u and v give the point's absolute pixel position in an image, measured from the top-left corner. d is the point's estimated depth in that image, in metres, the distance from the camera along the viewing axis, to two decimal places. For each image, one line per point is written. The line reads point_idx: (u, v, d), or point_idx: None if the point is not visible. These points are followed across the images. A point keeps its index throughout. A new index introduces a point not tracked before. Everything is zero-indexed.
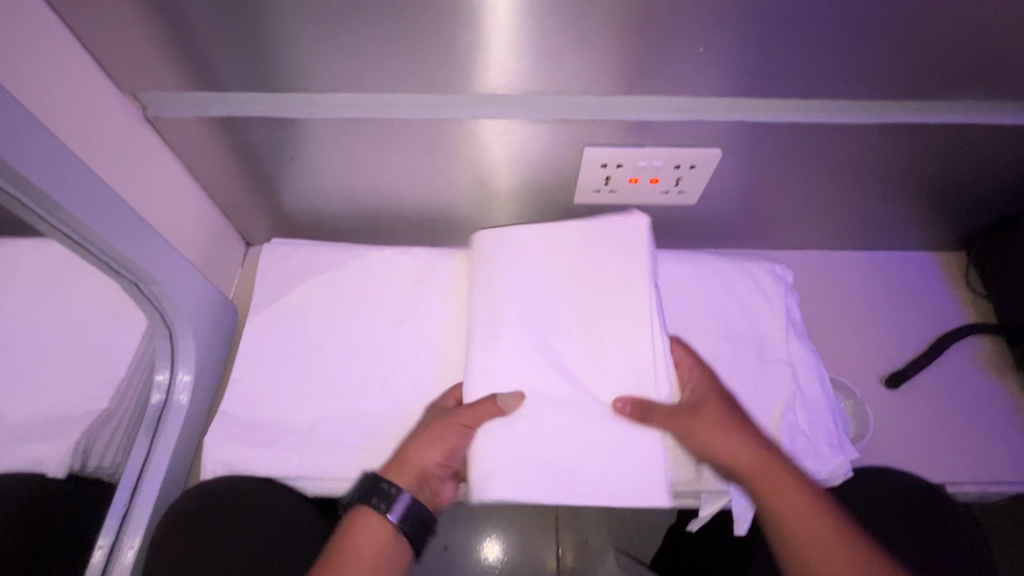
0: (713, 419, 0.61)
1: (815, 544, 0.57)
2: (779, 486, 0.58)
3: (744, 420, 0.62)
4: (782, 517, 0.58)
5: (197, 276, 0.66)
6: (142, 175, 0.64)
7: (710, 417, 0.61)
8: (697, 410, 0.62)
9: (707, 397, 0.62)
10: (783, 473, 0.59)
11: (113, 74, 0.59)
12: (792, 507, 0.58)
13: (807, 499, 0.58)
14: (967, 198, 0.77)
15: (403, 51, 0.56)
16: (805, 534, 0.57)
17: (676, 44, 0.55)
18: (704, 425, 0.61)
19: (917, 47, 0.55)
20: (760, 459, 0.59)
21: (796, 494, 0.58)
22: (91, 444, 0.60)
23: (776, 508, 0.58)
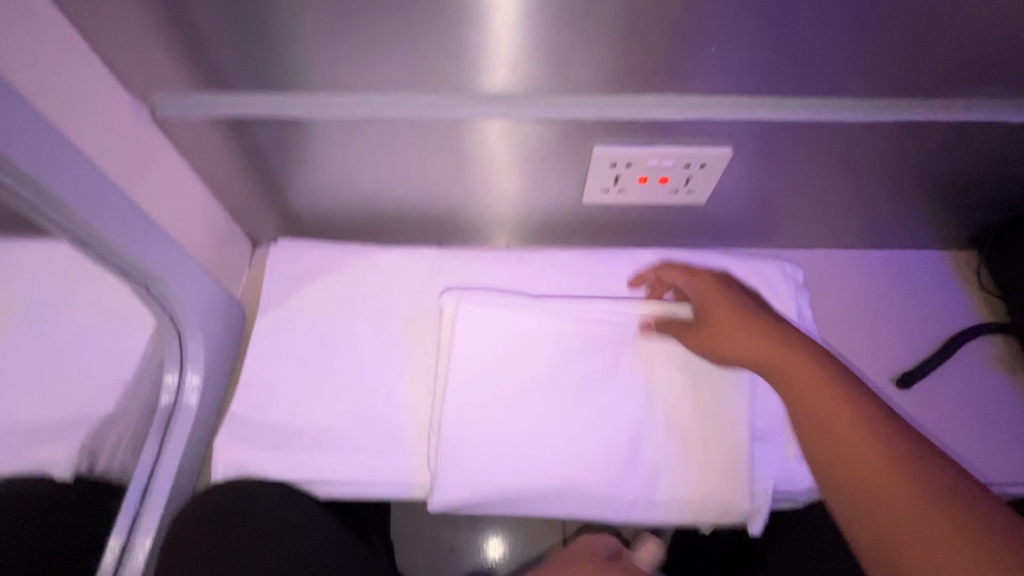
0: (723, 319, 0.61)
1: (855, 449, 0.49)
2: (812, 381, 0.53)
3: (767, 321, 0.59)
4: (819, 417, 0.52)
5: (205, 278, 0.66)
6: (150, 177, 0.64)
7: (719, 318, 0.61)
8: (706, 316, 0.62)
9: (716, 300, 0.62)
10: (816, 370, 0.54)
11: (122, 76, 0.59)
12: (828, 406, 0.52)
13: (847, 398, 0.52)
14: (979, 196, 0.76)
15: (411, 51, 0.55)
16: (844, 436, 0.50)
17: (688, 43, 0.55)
18: (713, 328, 0.61)
19: (931, 45, 0.55)
20: (785, 353, 0.56)
21: (833, 392, 0.52)
22: (97, 447, 0.60)
23: (810, 408, 0.53)
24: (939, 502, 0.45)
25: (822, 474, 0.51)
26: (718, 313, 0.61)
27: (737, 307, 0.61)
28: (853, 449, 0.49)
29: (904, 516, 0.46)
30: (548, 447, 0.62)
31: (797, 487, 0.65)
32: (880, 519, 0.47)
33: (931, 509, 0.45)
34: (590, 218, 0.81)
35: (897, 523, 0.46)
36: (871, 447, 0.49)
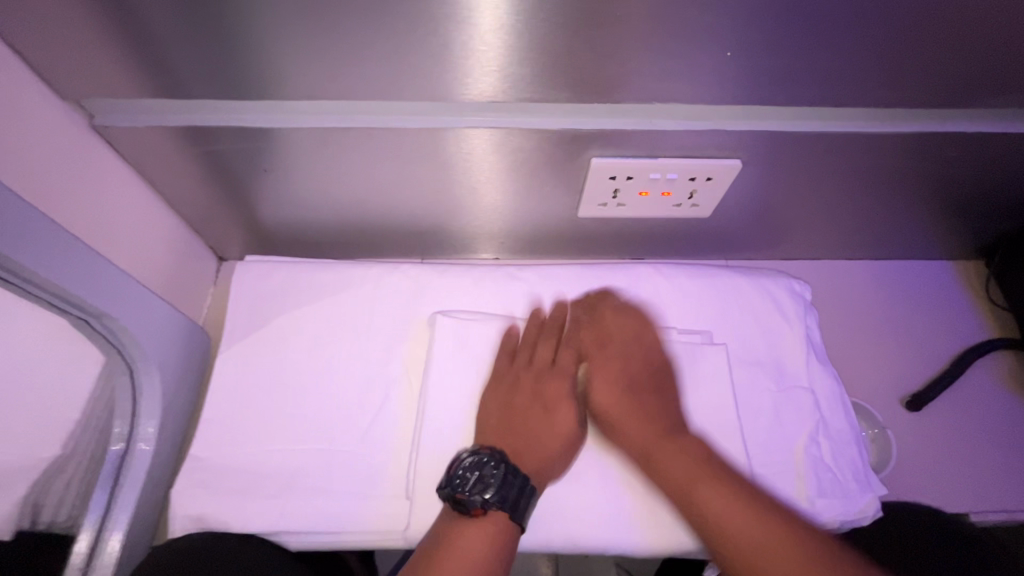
0: (613, 387, 0.62)
1: (754, 545, 0.52)
2: (698, 479, 0.55)
3: (652, 391, 0.62)
4: (710, 520, 0.54)
5: (159, 307, 0.59)
6: (90, 192, 0.56)
7: (610, 392, 0.62)
8: (594, 378, 0.63)
9: (606, 367, 0.63)
10: (699, 462, 0.57)
11: (53, 81, 0.51)
12: (713, 500, 0.54)
13: (730, 492, 0.54)
14: (994, 208, 0.72)
15: (390, 55, 0.49)
16: (734, 532, 0.53)
17: (702, 50, 0.49)
18: (605, 398, 0.62)
19: (965, 54, 0.50)
20: (667, 442, 0.58)
21: (716, 488, 0.55)
22: (42, 499, 0.52)
23: (699, 504, 0.55)
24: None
25: None
26: (597, 356, 0.65)
27: (625, 381, 0.62)
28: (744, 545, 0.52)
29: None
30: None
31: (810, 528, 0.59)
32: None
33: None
34: (585, 231, 0.76)
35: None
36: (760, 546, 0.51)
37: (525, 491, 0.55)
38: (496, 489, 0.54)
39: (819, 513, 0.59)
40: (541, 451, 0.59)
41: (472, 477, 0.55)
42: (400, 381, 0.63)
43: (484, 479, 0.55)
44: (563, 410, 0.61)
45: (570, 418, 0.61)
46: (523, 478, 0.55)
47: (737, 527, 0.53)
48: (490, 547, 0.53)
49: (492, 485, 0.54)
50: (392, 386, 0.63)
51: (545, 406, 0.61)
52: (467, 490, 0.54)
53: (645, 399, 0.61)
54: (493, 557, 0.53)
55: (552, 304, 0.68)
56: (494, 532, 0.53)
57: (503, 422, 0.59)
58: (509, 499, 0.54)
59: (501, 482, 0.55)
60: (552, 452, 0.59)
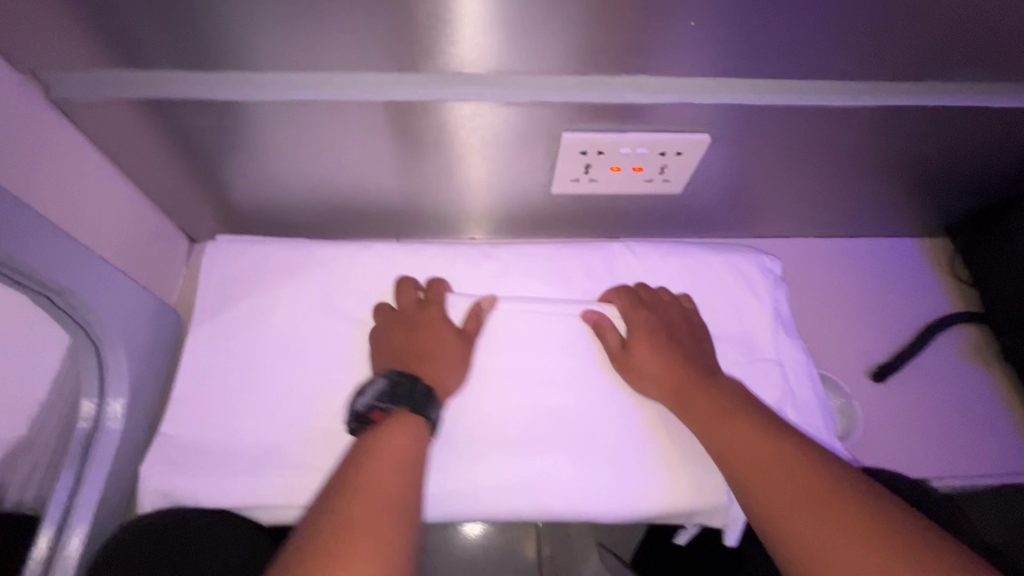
0: (652, 339, 0.61)
1: (779, 473, 0.48)
2: (729, 410, 0.55)
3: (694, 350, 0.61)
4: (738, 448, 0.52)
5: (124, 283, 0.58)
6: (50, 167, 0.55)
7: (647, 345, 0.61)
8: (649, 330, 0.62)
9: (647, 322, 0.63)
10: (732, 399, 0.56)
11: (5, 50, 0.50)
12: (743, 438, 0.52)
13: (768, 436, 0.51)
14: (956, 183, 0.74)
15: (353, 23, 0.48)
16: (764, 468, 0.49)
17: (665, 19, 0.49)
18: (638, 349, 0.62)
19: (923, 25, 0.51)
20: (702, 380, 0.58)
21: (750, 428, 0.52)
22: (4, 480, 0.52)
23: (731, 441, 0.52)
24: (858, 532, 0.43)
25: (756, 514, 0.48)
26: (659, 308, 0.65)
27: (663, 336, 0.62)
28: (775, 481, 0.48)
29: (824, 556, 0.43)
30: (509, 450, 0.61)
31: None
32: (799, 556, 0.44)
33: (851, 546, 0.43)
34: (559, 209, 0.76)
35: (818, 557, 0.43)
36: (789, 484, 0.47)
37: (414, 385, 0.54)
38: (388, 392, 0.54)
39: None
40: (432, 366, 0.58)
41: (366, 390, 0.54)
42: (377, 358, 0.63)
43: (376, 388, 0.54)
44: (434, 336, 0.61)
45: (447, 338, 0.61)
46: (409, 375, 0.55)
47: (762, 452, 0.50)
48: (409, 441, 0.51)
49: (382, 390, 0.54)
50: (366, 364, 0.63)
51: (426, 331, 0.61)
52: (361, 403, 0.54)
53: (682, 350, 0.61)
54: (414, 451, 0.51)
55: (525, 281, 0.69)
56: (400, 429, 0.51)
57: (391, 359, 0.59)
58: (401, 395, 0.53)
59: (388, 385, 0.54)
60: (441, 366, 0.59)
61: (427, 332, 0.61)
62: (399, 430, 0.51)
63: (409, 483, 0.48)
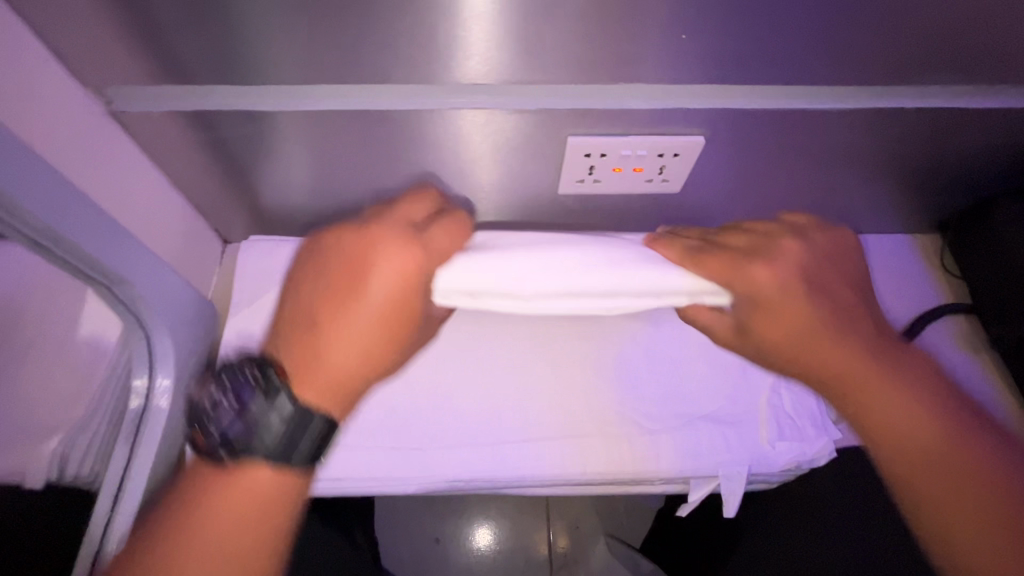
0: (764, 260, 0.51)
1: (909, 429, 0.49)
2: (862, 361, 0.50)
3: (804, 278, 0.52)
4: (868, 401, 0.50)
5: (171, 277, 0.64)
6: (111, 173, 0.61)
7: (760, 271, 0.51)
8: (756, 255, 0.52)
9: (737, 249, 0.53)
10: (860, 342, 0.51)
11: (75, 70, 0.56)
12: (893, 411, 0.49)
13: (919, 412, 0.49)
14: (942, 181, 0.78)
15: (380, 40, 0.54)
16: (919, 446, 0.49)
17: (659, 33, 0.54)
18: (739, 270, 0.51)
19: (895, 36, 0.56)
20: (833, 326, 0.51)
21: (900, 396, 0.50)
22: (67, 453, 0.58)
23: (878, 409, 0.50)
24: (964, 489, 0.47)
25: (897, 465, 0.49)
26: (750, 235, 0.55)
27: (759, 254, 0.52)
28: (923, 462, 0.49)
29: (947, 512, 0.47)
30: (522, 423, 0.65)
31: (770, 469, 0.65)
32: (923, 501, 0.48)
33: (969, 514, 0.47)
34: (565, 209, 0.81)
35: (937, 516, 0.48)
36: (925, 463, 0.49)
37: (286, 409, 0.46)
38: (252, 403, 0.46)
39: (778, 455, 0.65)
40: (347, 314, 0.47)
41: (239, 394, 0.48)
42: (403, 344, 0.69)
43: (245, 398, 0.47)
44: (376, 278, 0.47)
45: (388, 292, 0.47)
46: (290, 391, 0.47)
47: (890, 409, 0.49)
48: (264, 500, 0.46)
49: (247, 401, 0.47)
50: None
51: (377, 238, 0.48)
52: (221, 423, 0.47)
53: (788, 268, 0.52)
54: (270, 505, 0.46)
55: None
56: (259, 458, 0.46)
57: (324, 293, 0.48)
58: (260, 419, 0.46)
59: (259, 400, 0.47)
60: (337, 342, 0.47)
61: (374, 274, 0.47)
62: (245, 486, 0.46)
63: (266, 547, 0.45)
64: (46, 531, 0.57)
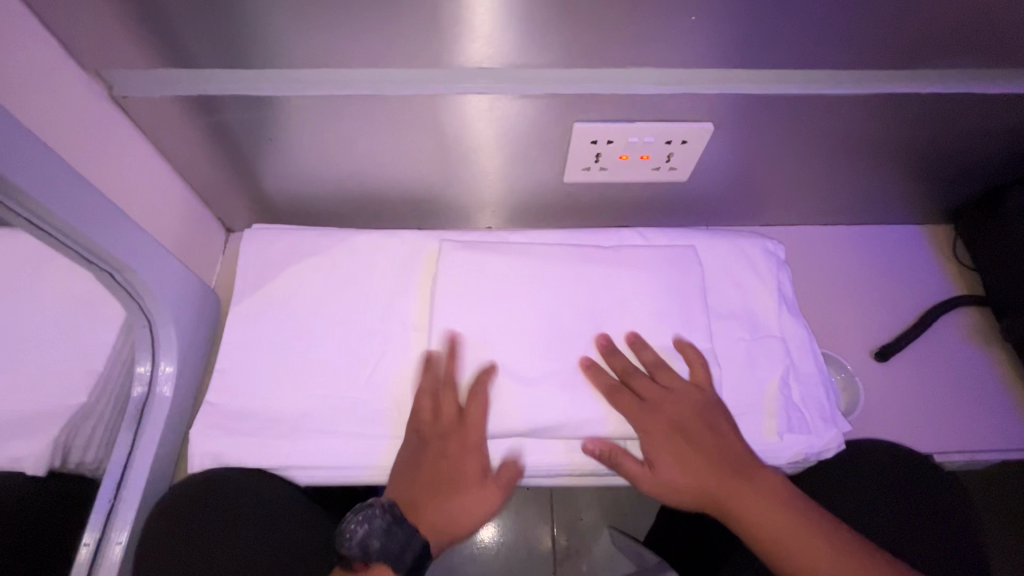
0: (650, 400, 0.62)
1: (793, 539, 0.57)
2: (718, 483, 0.60)
3: (702, 416, 0.62)
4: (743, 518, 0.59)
5: (174, 265, 0.64)
6: (112, 158, 0.61)
7: (661, 421, 0.62)
8: (659, 407, 0.62)
9: (620, 391, 0.63)
10: (714, 468, 0.60)
11: (75, 52, 0.56)
12: (811, 549, 0.56)
13: (824, 537, 0.57)
14: (956, 169, 0.76)
15: (382, 21, 0.53)
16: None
17: (669, 14, 0.53)
18: (645, 421, 0.61)
19: (913, 16, 0.54)
20: (668, 440, 0.61)
21: (768, 502, 0.59)
22: (71, 440, 0.58)
23: (784, 546, 0.57)
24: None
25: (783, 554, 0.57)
26: (622, 386, 0.63)
27: (631, 405, 0.62)
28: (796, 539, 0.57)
29: None
30: (534, 414, 0.63)
31: (777, 462, 0.64)
32: None
33: None
34: (571, 197, 0.80)
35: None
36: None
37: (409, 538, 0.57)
38: (380, 538, 0.56)
39: (786, 448, 0.64)
40: (449, 506, 0.60)
41: (361, 525, 0.56)
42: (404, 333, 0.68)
43: (370, 527, 0.56)
44: (462, 498, 0.60)
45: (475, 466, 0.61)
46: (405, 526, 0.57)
47: (740, 502, 0.59)
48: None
49: (375, 535, 0.56)
50: (393, 336, 0.68)
51: (463, 462, 0.61)
52: (355, 538, 0.55)
53: (652, 413, 0.62)
54: None
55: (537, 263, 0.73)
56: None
57: (415, 470, 0.61)
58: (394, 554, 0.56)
59: (384, 530, 0.56)
60: (456, 505, 0.60)
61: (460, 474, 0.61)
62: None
63: None
64: (41, 525, 0.55)
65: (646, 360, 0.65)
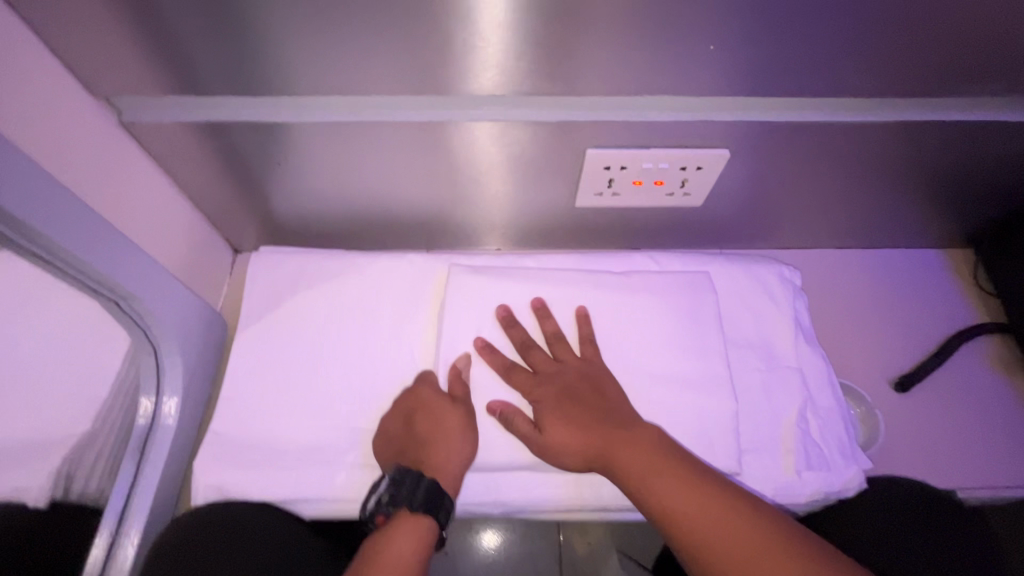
0: (540, 372, 0.63)
1: (679, 496, 0.53)
2: (612, 444, 0.57)
3: (595, 381, 0.61)
4: (637, 481, 0.54)
5: (180, 290, 0.63)
6: (120, 184, 0.60)
7: (549, 390, 0.61)
8: (551, 377, 0.62)
9: (511, 363, 0.63)
10: (603, 429, 0.58)
11: (85, 79, 0.55)
12: (672, 489, 0.53)
13: (689, 477, 0.54)
14: (977, 195, 0.74)
15: (391, 49, 0.52)
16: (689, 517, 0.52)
17: (685, 43, 0.52)
18: (535, 392, 0.61)
19: (937, 46, 0.53)
20: (554, 403, 0.60)
21: (658, 459, 0.55)
22: (73, 471, 0.57)
23: (652, 495, 0.54)
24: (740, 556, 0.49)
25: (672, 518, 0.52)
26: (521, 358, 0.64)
27: (528, 375, 0.63)
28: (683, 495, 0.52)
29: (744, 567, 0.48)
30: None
31: (797, 499, 0.62)
32: None
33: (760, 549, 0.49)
34: (582, 221, 0.79)
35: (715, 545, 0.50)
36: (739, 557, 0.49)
37: (415, 483, 0.56)
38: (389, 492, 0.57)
39: (805, 485, 0.62)
40: (436, 453, 0.58)
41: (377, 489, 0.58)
42: (414, 360, 0.67)
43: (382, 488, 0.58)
44: (442, 449, 0.59)
45: (452, 421, 0.60)
46: (409, 473, 0.57)
47: (629, 461, 0.55)
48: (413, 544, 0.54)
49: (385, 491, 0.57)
50: (400, 364, 0.67)
51: (426, 412, 0.61)
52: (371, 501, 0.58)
53: (545, 379, 0.62)
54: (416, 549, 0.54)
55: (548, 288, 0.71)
56: (400, 530, 0.55)
57: (401, 446, 0.61)
58: (402, 499, 0.56)
59: (391, 482, 0.57)
60: (446, 451, 0.59)
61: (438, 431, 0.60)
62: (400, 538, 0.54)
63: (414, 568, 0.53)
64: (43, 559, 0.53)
65: (546, 330, 0.65)
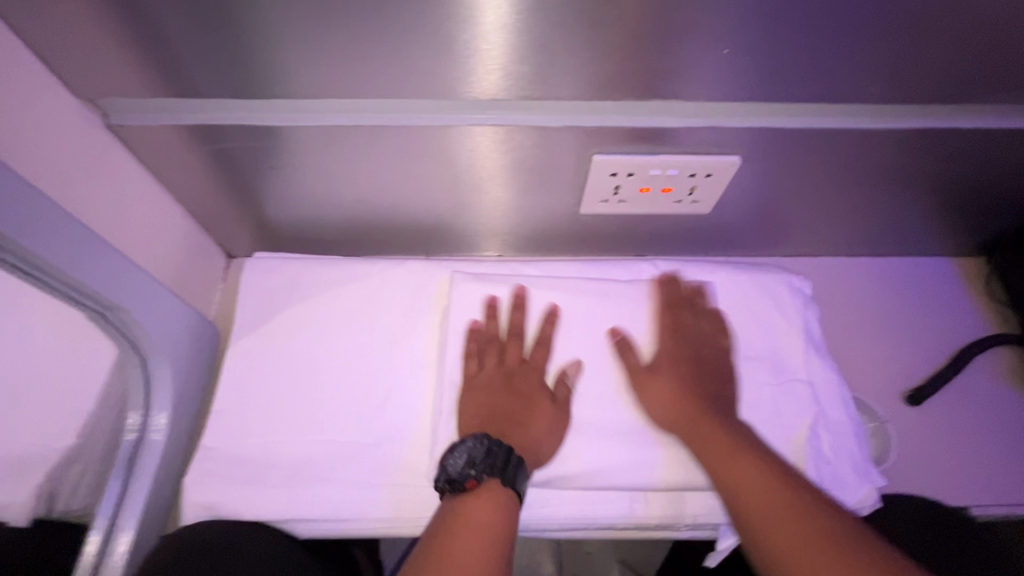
0: (672, 333, 0.65)
1: (749, 476, 0.53)
2: (698, 415, 0.58)
3: (718, 359, 0.64)
4: (712, 455, 0.56)
5: (170, 299, 0.60)
6: (106, 189, 0.58)
7: (679, 350, 0.64)
8: (688, 340, 0.65)
9: (660, 322, 0.66)
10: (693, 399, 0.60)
11: (69, 81, 0.53)
12: (743, 474, 0.53)
13: (760, 464, 0.53)
14: (993, 205, 0.72)
15: (391, 51, 0.50)
16: (756, 503, 0.51)
17: (699, 48, 0.50)
18: (661, 349, 0.64)
19: (961, 53, 0.51)
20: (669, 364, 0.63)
21: (732, 440, 0.56)
22: (56, 488, 0.54)
23: (725, 471, 0.54)
24: (801, 544, 0.47)
25: (739, 497, 0.52)
26: (688, 324, 0.66)
27: (667, 335, 0.65)
28: (751, 476, 0.53)
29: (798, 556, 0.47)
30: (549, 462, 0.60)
31: None
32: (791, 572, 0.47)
33: (817, 543, 0.47)
34: (586, 227, 0.77)
35: (776, 527, 0.49)
36: (800, 545, 0.47)
37: (508, 454, 0.55)
38: (481, 458, 0.54)
39: None
40: (526, 435, 0.59)
41: (458, 452, 0.55)
42: (416, 370, 0.65)
43: (471, 453, 0.55)
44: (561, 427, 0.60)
45: (664, 391, 0.61)
46: (502, 443, 0.55)
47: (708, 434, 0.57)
48: (497, 512, 0.52)
49: (477, 456, 0.54)
50: (397, 376, 0.65)
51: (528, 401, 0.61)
52: (454, 466, 0.54)
53: (673, 339, 0.65)
54: (502, 517, 0.52)
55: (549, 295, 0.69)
56: (490, 499, 0.53)
57: (486, 415, 0.59)
58: (495, 465, 0.54)
59: (484, 453, 0.54)
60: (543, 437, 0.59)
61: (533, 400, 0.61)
62: (487, 504, 0.52)
63: (500, 541, 0.50)
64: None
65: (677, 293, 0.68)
